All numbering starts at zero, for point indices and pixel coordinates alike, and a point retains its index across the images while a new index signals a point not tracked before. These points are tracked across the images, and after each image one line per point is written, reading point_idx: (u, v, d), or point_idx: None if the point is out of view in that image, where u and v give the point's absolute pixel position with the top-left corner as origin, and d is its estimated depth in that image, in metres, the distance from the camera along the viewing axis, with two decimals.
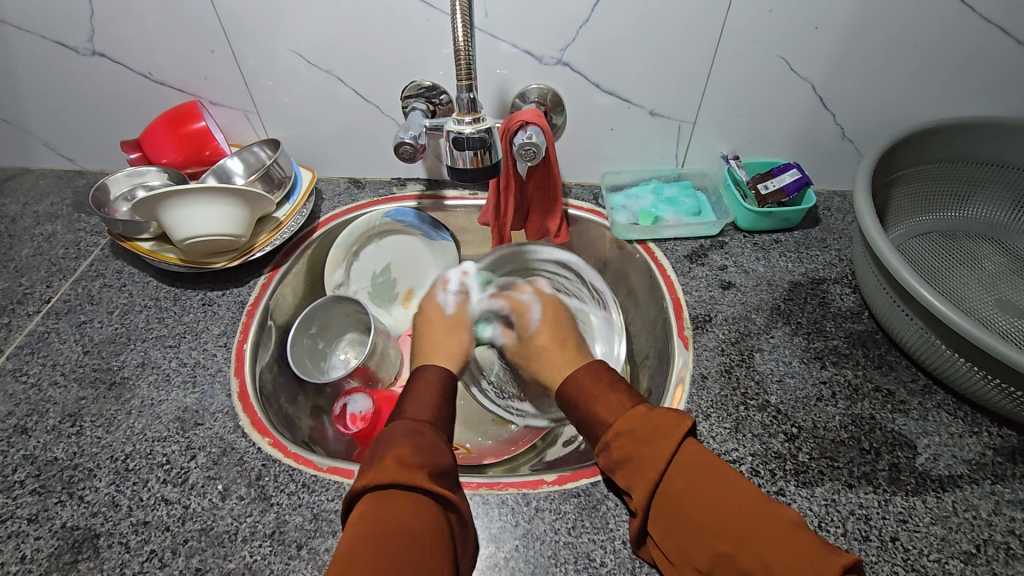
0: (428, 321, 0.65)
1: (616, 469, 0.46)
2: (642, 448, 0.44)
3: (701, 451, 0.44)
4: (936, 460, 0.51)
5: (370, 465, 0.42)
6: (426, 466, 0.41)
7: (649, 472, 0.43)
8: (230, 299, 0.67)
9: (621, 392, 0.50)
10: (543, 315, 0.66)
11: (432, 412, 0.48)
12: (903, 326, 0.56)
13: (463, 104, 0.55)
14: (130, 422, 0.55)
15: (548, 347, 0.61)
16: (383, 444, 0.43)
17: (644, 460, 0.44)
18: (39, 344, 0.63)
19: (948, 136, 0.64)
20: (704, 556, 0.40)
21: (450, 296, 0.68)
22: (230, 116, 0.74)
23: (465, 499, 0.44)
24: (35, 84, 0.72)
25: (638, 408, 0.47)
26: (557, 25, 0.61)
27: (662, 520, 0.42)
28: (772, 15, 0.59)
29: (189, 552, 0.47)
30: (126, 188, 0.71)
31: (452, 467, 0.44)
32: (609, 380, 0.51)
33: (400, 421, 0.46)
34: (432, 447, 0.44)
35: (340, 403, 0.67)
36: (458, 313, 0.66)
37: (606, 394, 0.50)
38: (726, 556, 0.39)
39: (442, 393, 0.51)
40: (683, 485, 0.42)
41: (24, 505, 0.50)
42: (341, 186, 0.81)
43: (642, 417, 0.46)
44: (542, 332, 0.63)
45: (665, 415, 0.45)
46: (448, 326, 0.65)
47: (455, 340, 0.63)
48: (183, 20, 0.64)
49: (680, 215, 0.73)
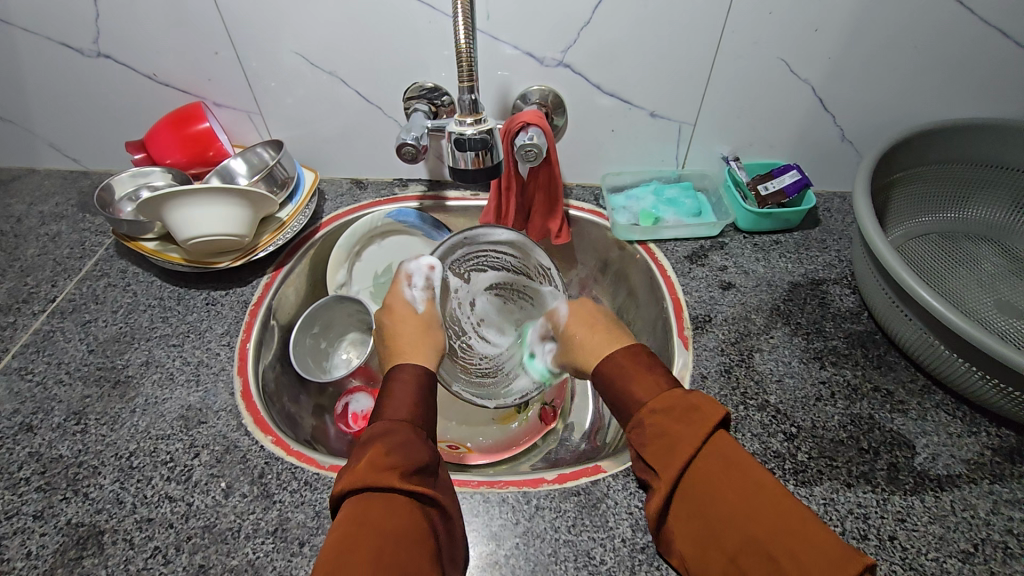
0: (398, 320, 0.59)
1: (647, 448, 0.44)
2: (677, 428, 0.43)
3: (733, 441, 0.42)
4: (935, 459, 0.51)
5: (349, 467, 0.41)
6: (402, 464, 0.41)
7: (684, 450, 0.41)
8: (232, 299, 0.68)
9: (658, 373, 0.47)
10: (572, 309, 0.61)
11: (409, 411, 0.47)
12: (902, 326, 0.56)
13: (464, 105, 0.56)
14: (133, 420, 0.56)
15: (581, 335, 0.57)
16: (361, 446, 0.43)
17: (676, 440, 0.42)
18: (44, 343, 0.63)
19: (948, 139, 0.64)
20: (729, 539, 0.38)
21: (417, 291, 0.63)
22: (233, 117, 0.74)
23: (447, 494, 0.45)
24: (40, 85, 0.73)
25: (674, 390, 0.46)
26: (558, 27, 0.62)
27: (687, 500, 0.41)
28: (771, 17, 0.60)
29: (193, 549, 0.47)
30: (130, 189, 0.71)
31: (431, 463, 0.44)
32: (645, 359, 0.49)
33: (377, 421, 0.45)
34: (407, 444, 0.43)
35: (341, 403, 0.71)
36: (429, 311, 0.62)
37: (643, 374, 0.48)
38: (752, 541, 0.37)
39: (420, 389, 0.50)
40: (709, 470, 0.41)
41: (29, 503, 0.50)
42: (343, 187, 0.81)
43: (680, 397, 0.44)
44: (573, 322, 0.59)
45: (703, 398, 0.44)
46: (419, 324, 0.60)
47: (429, 336, 0.59)
48: (188, 22, 0.64)
49: (680, 216, 0.74)
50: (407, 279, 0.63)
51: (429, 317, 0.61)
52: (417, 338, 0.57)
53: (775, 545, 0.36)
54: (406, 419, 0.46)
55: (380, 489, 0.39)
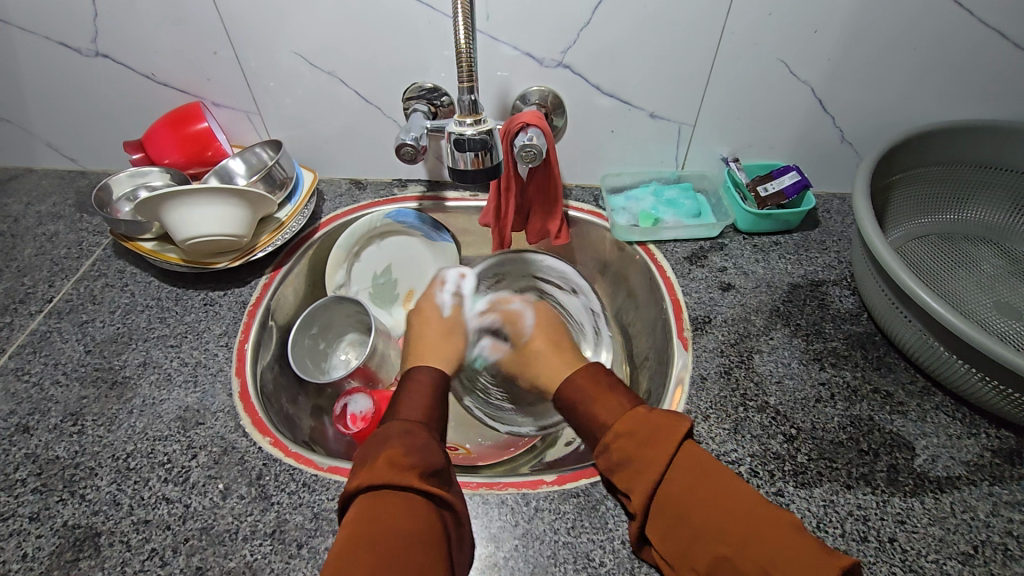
0: (424, 322, 0.67)
1: (616, 473, 0.46)
2: (641, 450, 0.45)
3: (700, 453, 0.44)
4: (934, 461, 0.51)
5: (363, 466, 0.42)
6: (418, 464, 0.41)
7: (650, 474, 0.43)
8: (231, 300, 0.68)
9: (619, 393, 0.51)
10: (536, 320, 0.69)
11: (423, 414, 0.48)
12: (902, 328, 0.56)
13: (464, 106, 0.56)
14: (130, 422, 0.56)
15: (544, 351, 0.63)
16: (376, 445, 0.43)
17: (642, 466, 0.44)
18: (41, 343, 0.63)
19: (947, 140, 0.64)
20: (703, 556, 0.40)
21: (447, 296, 0.71)
22: (232, 117, 0.74)
23: (460, 496, 0.44)
24: (37, 84, 0.73)
25: (637, 409, 0.48)
26: (558, 27, 0.61)
27: (660, 521, 0.43)
28: (771, 18, 0.60)
29: (190, 551, 0.47)
30: (127, 189, 0.71)
31: (445, 466, 0.44)
32: (607, 379, 0.53)
33: (391, 423, 0.46)
34: (424, 446, 0.44)
35: (340, 404, 0.68)
36: (453, 317, 0.69)
37: (603, 394, 0.51)
38: (723, 557, 0.39)
39: (432, 394, 0.50)
40: (677, 489, 0.42)
41: (25, 504, 0.50)
42: (342, 187, 0.81)
43: (640, 418, 0.47)
44: (538, 337, 0.66)
45: (664, 415, 0.46)
46: (443, 328, 0.67)
47: (451, 342, 0.65)
48: (186, 22, 0.64)
49: (680, 217, 0.74)
50: (440, 284, 0.72)
51: (452, 322, 0.68)
52: (438, 345, 0.64)
53: (745, 558, 0.38)
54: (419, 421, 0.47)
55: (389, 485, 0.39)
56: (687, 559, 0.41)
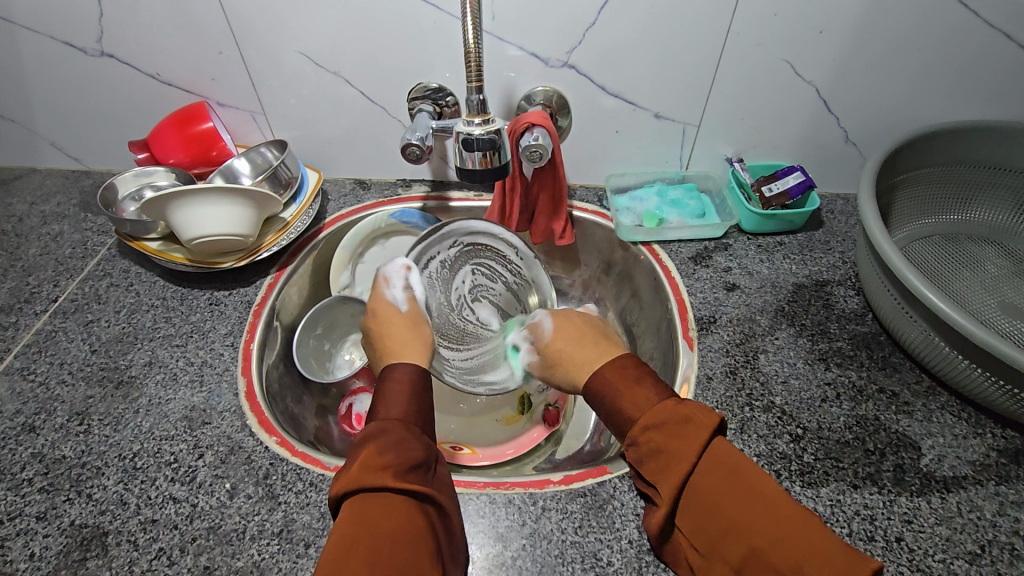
0: (385, 323, 0.57)
1: (645, 466, 0.44)
2: (671, 441, 0.43)
3: (730, 447, 0.42)
4: (941, 461, 0.51)
5: (342, 469, 0.41)
6: (398, 461, 0.41)
7: (678, 467, 0.42)
8: (236, 300, 0.68)
9: (647, 385, 0.46)
10: (556, 321, 0.59)
11: (401, 409, 0.46)
12: (908, 328, 0.56)
13: (473, 106, 0.56)
14: (136, 421, 0.56)
15: (569, 349, 0.55)
16: (355, 447, 0.43)
17: (672, 456, 0.42)
18: (46, 343, 0.63)
19: (953, 140, 0.64)
20: (734, 549, 0.38)
21: (399, 292, 0.60)
22: (237, 117, 0.74)
23: (445, 489, 0.44)
24: (42, 84, 0.73)
25: (665, 401, 0.45)
26: (565, 27, 0.62)
27: (691, 514, 0.41)
28: (777, 19, 0.60)
29: (197, 550, 0.47)
30: (133, 188, 0.71)
31: (428, 459, 0.44)
32: (635, 371, 0.47)
33: (371, 423, 0.45)
34: (404, 442, 0.43)
35: (346, 403, 0.71)
36: (412, 309, 0.59)
37: (633, 389, 0.47)
38: (756, 551, 0.37)
39: (414, 391, 0.48)
40: (710, 482, 0.41)
41: (32, 504, 0.50)
42: (347, 187, 0.81)
43: (670, 409, 0.44)
44: (556, 339, 0.56)
45: (694, 408, 0.43)
46: (406, 322, 0.57)
47: (418, 333, 0.56)
48: (192, 22, 0.64)
49: (684, 217, 0.73)
50: (385, 282, 0.61)
51: (413, 315, 0.58)
52: (406, 338, 0.54)
53: (779, 556, 0.36)
54: (400, 418, 0.45)
55: (378, 488, 0.39)
56: (718, 552, 0.39)
